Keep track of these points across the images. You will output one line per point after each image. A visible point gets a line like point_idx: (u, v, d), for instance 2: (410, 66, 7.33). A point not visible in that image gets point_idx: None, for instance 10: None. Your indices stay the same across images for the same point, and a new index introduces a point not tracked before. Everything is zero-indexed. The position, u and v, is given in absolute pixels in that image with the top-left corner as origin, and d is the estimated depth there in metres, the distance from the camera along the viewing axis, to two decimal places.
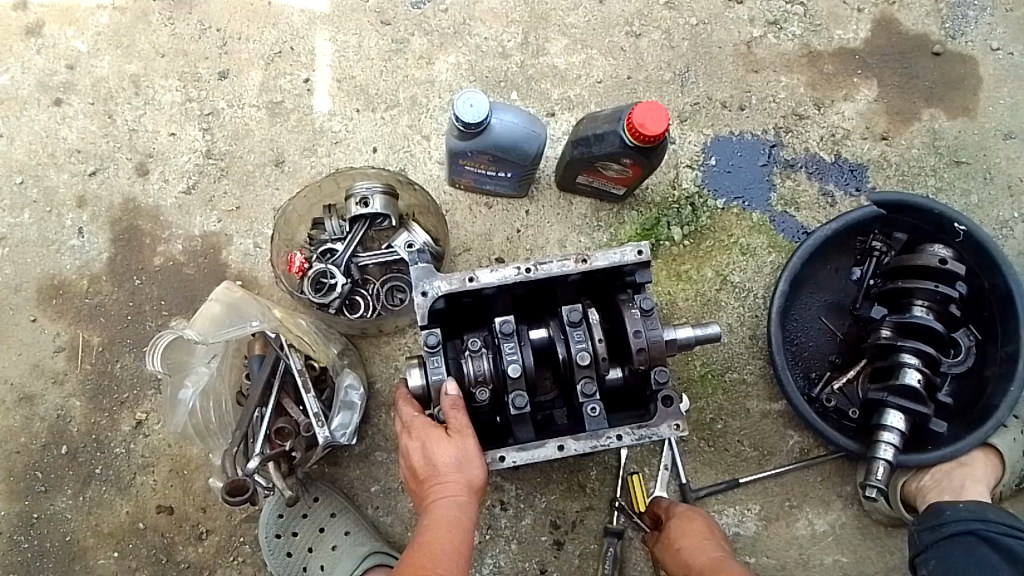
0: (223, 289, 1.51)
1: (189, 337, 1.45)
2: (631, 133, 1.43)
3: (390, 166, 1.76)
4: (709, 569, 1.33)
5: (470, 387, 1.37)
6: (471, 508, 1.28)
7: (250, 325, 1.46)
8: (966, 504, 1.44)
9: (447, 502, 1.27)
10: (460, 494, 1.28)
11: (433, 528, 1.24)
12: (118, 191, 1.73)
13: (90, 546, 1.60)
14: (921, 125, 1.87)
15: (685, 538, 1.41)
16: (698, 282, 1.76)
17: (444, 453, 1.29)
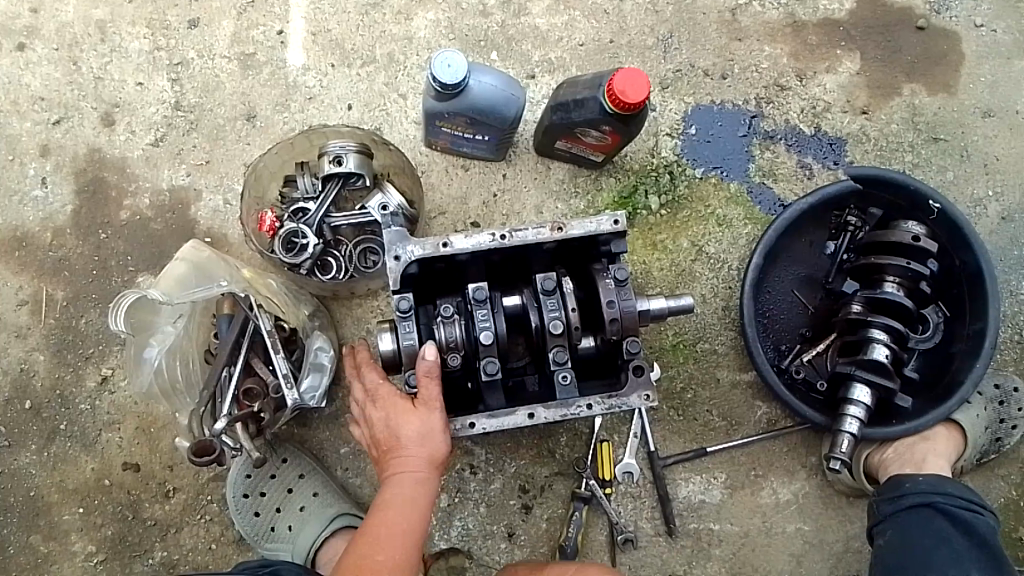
0: (190, 249, 1.51)
1: (154, 298, 1.43)
2: (612, 101, 1.41)
3: (365, 124, 1.72)
4: None
5: (442, 353, 1.36)
6: (430, 482, 1.31)
7: (218, 287, 1.45)
8: (926, 477, 1.46)
9: (405, 480, 1.30)
10: (420, 471, 1.30)
11: (388, 506, 1.29)
12: (83, 142, 1.68)
13: (54, 501, 1.58)
14: (901, 99, 1.86)
15: None
16: (673, 252, 1.76)
17: (408, 428, 1.29)
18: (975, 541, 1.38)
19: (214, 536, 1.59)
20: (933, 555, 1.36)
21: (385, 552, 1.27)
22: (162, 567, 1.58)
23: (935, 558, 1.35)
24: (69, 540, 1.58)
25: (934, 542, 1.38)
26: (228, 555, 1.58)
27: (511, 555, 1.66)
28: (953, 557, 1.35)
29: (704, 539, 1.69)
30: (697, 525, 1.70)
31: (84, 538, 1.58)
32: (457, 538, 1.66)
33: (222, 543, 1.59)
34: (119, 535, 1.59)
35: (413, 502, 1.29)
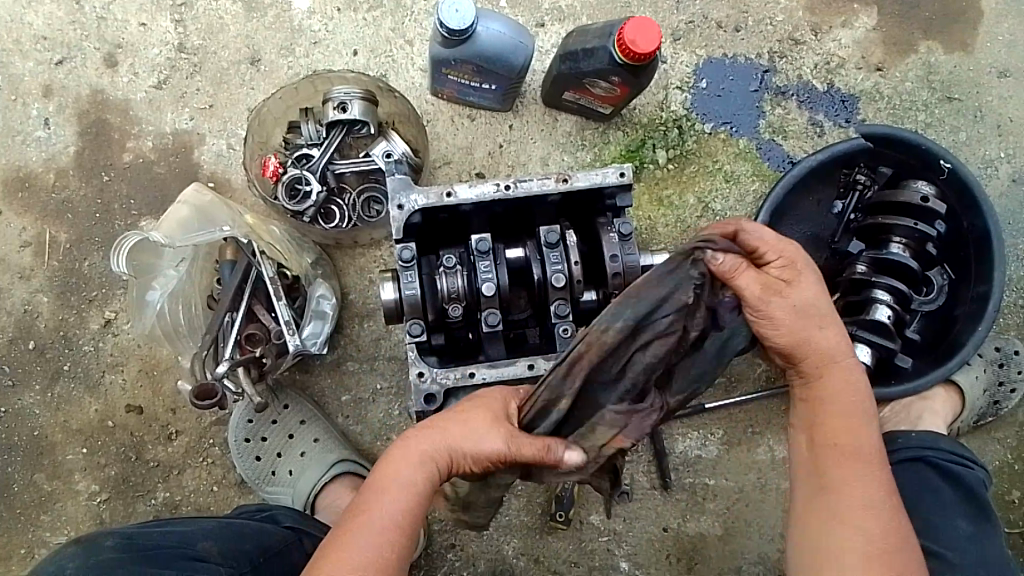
0: (191, 192, 1.51)
1: (156, 240, 1.43)
2: (622, 51, 1.38)
3: (371, 71, 1.70)
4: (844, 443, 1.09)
5: (443, 304, 1.36)
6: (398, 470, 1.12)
7: (220, 231, 1.44)
8: (919, 432, 1.47)
9: (420, 473, 1.04)
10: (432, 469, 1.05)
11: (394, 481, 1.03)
12: (85, 83, 1.66)
13: (59, 441, 1.60)
14: (917, 57, 1.82)
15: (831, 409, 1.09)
16: (679, 208, 1.74)
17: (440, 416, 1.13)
18: (962, 494, 1.40)
19: (216, 479, 1.60)
20: (920, 506, 1.38)
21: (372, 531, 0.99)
22: (164, 508, 1.59)
23: (921, 509, 1.37)
24: (73, 479, 1.60)
25: (921, 493, 1.40)
26: (229, 497, 1.60)
27: (508, 505, 1.67)
28: (938, 509, 1.37)
29: (699, 493, 1.68)
30: (693, 480, 1.68)
31: (87, 478, 1.60)
32: None
33: (224, 485, 1.60)
34: (122, 475, 1.60)
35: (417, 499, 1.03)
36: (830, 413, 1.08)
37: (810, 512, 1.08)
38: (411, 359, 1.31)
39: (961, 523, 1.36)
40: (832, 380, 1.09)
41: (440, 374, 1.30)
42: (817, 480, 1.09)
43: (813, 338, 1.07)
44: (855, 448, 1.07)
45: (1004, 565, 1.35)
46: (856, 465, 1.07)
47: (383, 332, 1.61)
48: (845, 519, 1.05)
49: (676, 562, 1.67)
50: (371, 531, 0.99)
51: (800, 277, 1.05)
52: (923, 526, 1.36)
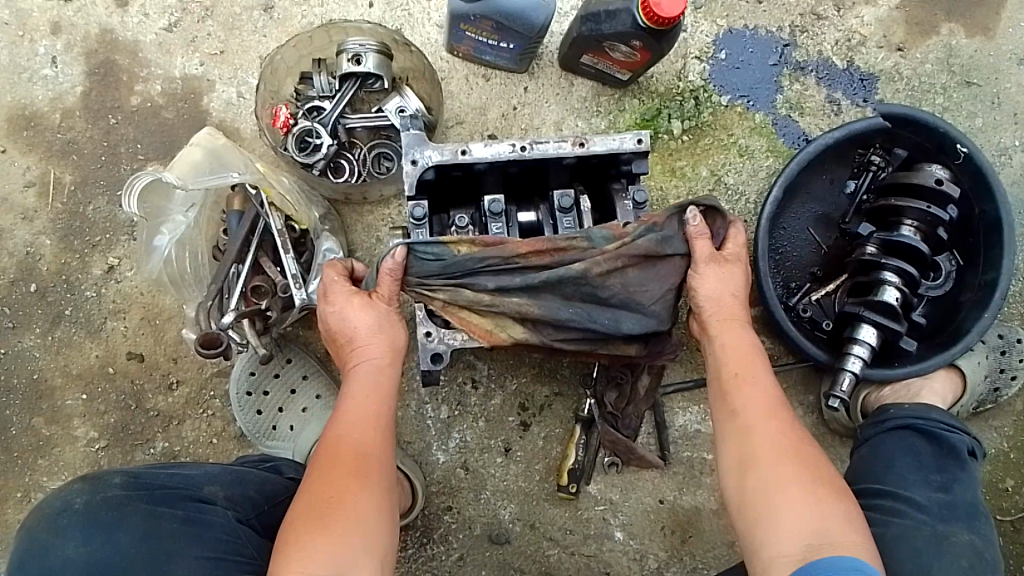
0: (205, 135, 1.47)
1: (168, 181, 1.40)
2: (646, 15, 1.36)
3: (386, 24, 1.66)
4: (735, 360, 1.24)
5: None
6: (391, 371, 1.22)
7: (231, 176, 1.41)
8: (910, 403, 1.46)
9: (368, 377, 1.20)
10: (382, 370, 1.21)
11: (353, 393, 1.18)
12: (94, 22, 1.63)
13: (58, 385, 1.59)
14: (938, 39, 1.80)
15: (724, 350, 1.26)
16: (691, 180, 1.72)
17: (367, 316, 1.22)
18: (939, 450, 1.40)
19: (216, 431, 1.59)
20: (895, 461, 1.39)
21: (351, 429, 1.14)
22: (162, 457, 1.58)
23: (896, 464, 1.38)
24: (71, 424, 1.58)
25: (897, 451, 1.41)
26: (228, 450, 1.59)
27: (506, 470, 1.67)
28: (913, 465, 1.38)
29: (696, 467, 1.68)
30: (690, 453, 1.69)
31: (86, 424, 1.59)
32: (454, 450, 1.67)
33: (223, 438, 1.59)
34: (121, 423, 1.59)
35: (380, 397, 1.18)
36: (727, 363, 1.24)
37: (728, 455, 1.17)
38: (418, 319, 1.32)
39: (934, 475, 1.37)
40: (724, 338, 1.27)
41: (447, 335, 1.32)
42: (728, 422, 1.19)
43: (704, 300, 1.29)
44: (749, 386, 1.20)
45: (975, 510, 1.34)
46: (756, 398, 1.19)
47: None
48: (751, 440, 1.14)
49: (670, 534, 1.68)
50: (348, 435, 1.13)
51: (731, 265, 1.30)
52: (897, 478, 1.36)
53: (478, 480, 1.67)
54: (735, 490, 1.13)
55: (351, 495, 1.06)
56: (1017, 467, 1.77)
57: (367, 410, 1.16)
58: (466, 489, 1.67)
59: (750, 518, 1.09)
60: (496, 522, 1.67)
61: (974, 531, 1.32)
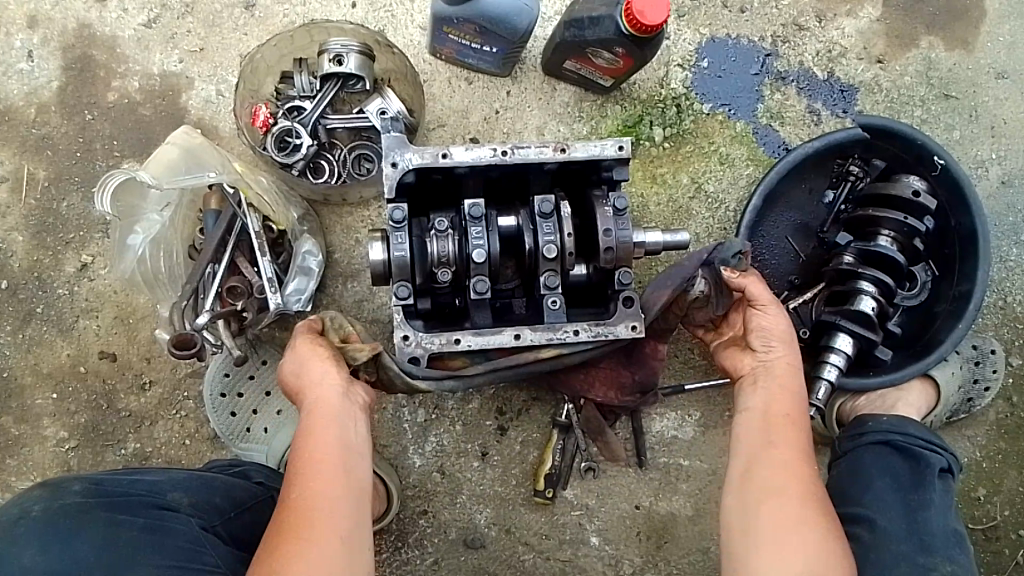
0: (182, 134, 1.46)
1: (142, 180, 1.39)
2: (629, 22, 1.36)
3: (369, 25, 1.65)
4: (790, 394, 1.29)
5: (432, 268, 1.33)
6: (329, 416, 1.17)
7: (207, 176, 1.41)
8: (889, 417, 1.49)
9: (329, 424, 1.15)
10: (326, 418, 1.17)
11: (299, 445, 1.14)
12: (72, 15, 1.60)
13: (29, 384, 1.56)
14: (918, 52, 1.82)
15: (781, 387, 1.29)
16: (672, 187, 1.73)
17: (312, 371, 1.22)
18: (917, 467, 1.42)
19: (188, 433, 1.57)
20: (873, 481, 1.40)
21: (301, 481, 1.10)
22: (133, 459, 1.56)
23: (875, 484, 1.39)
24: (41, 424, 1.56)
25: (875, 467, 1.43)
26: (202, 451, 1.57)
27: (483, 474, 1.66)
28: (889, 481, 1.40)
29: (672, 473, 1.69)
30: (666, 459, 1.69)
31: (56, 423, 1.56)
32: (430, 454, 1.66)
33: (196, 440, 1.57)
34: (91, 423, 1.56)
35: (320, 441, 1.13)
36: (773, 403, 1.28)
37: (749, 480, 1.20)
38: (396, 322, 1.30)
39: (911, 495, 1.38)
40: (784, 379, 1.30)
41: (425, 339, 1.30)
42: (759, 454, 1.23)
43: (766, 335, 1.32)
44: (797, 438, 1.24)
45: (950, 540, 1.35)
46: (798, 451, 1.22)
47: (367, 294, 1.59)
48: (779, 484, 1.18)
49: (645, 540, 1.68)
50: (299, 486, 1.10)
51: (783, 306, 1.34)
52: (873, 499, 1.38)
53: (453, 484, 1.66)
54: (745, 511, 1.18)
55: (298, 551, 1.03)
56: (989, 477, 1.79)
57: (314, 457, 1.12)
58: (442, 493, 1.66)
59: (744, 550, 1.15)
60: (471, 527, 1.66)
61: (952, 559, 1.32)
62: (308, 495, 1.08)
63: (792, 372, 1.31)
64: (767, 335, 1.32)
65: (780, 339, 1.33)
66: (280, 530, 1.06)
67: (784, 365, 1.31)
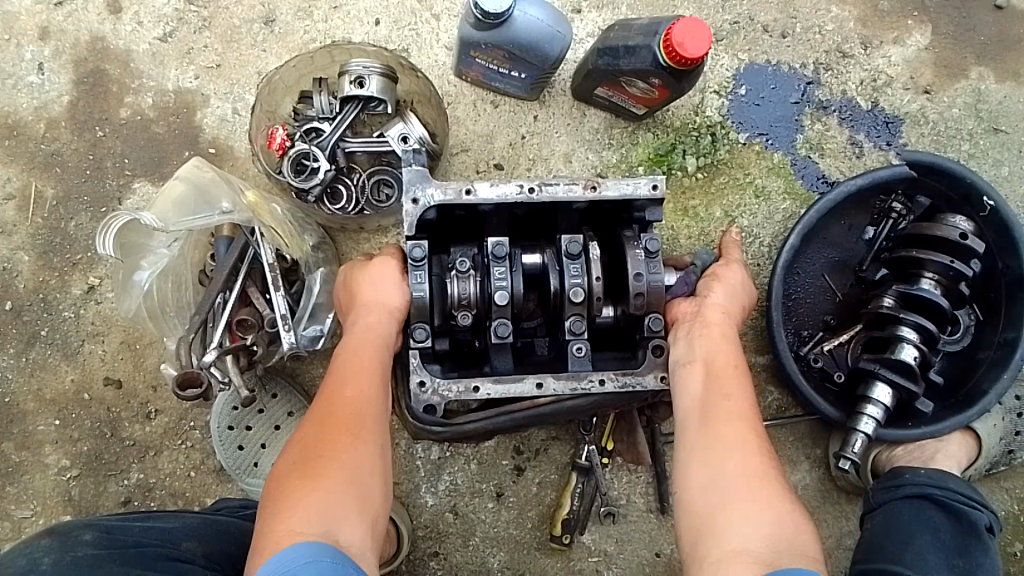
0: (191, 168, 1.37)
1: (146, 222, 1.31)
2: (667, 53, 1.29)
3: (392, 43, 1.59)
4: (728, 345, 1.25)
5: (453, 310, 1.25)
6: (388, 330, 1.22)
7: (214, 215, 1.32)
8: (927, 470, 1.40)
9: (371, 336, 1.20)
10: (381, 324, 1.22)
11: (353, 350, 1.18)
12: (85, 27, 1.54)
13: (30, 410, 1.51)
14: (967, 83, 1.73)
15: (720, 334, 1.26)
16: (704, 220, 1.65)
17: (368, 281, 1.26)
18: (960, 527, 1.34)
19: (194, 464, 1.51)
20: (914, 539, 1.32)
21: (356, 385, 1.13)
22: (137, 490, 1.50)
23: (915, 541, 1.31)
24: (42, 452, 1.51)
25: (918, 526, 1.34)
26: (207, 485, 1.51)
27: (497, 515, 1.59)
28: (936, 542, 1.32)
29: None
30: None
31: (58, 451, 1.51)
32: (443, 493, 1.59)
33: (201, 471, 1.51)
34: (94, 452, 1.51)
35: (380, 357, 1.18)
36: (715, 351, 1.23)
37: (715, 435, 1.13)
38: (412, 367, 1.23)
39: (955, 559, 1.31)
40: (714, 327, 1.27)
41: (442, 386, 1.23)
42: (696, 424, 1.16)
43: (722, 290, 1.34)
44: (735, 384, 1.20)
45: None
46: (737, 398, 1.18)
47: None
48: (729, 433, 1.13)
49: None
50: (347, 390, 1.12)
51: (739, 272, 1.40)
52: (915, 557, 1.29)
53: (466, 526, 1.59)
54: (707, 467, 1.11)
55: (346, 454, 1.03)
56: None
57: (361, 368, 1.15)
58: (454, 535, 1.59)
59: (703, 529, 1.06)
60: (483, 570, 1.59)
61: None
62: (361, 401, 1.11)
63: (724, 318, 1.30)
64: (720, 284, 1.35)
65: (733, 297, 1.34)
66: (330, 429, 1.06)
67: (726, 312, 1.31)
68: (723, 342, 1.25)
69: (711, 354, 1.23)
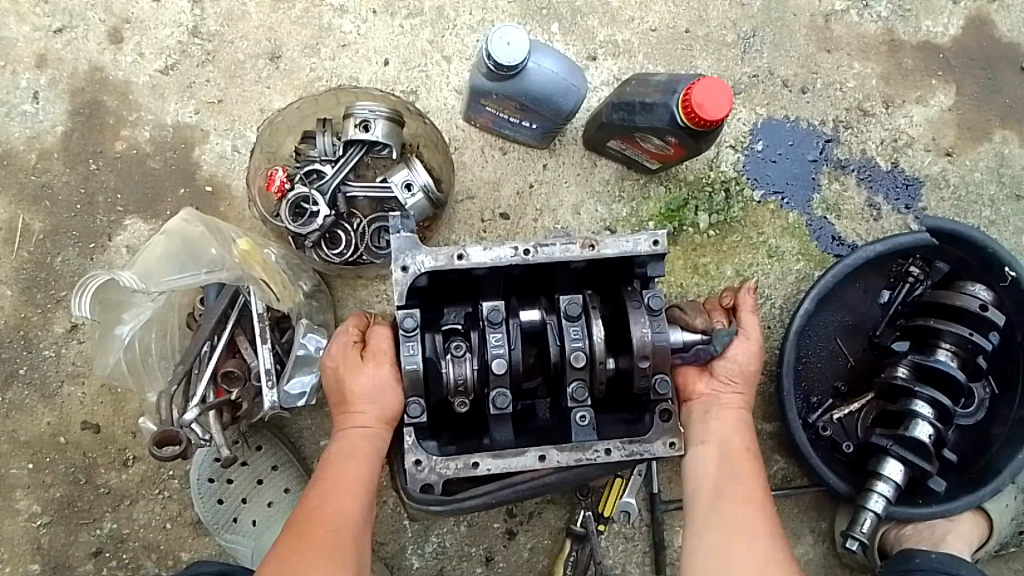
0: (176, 224, 1.32)
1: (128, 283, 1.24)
2: (687, 113, 1.23)
3: (400, 84, 1.54)
4: (736, 438, 1.25)
5: (449, 397, 1.22)
6: (378, 440, 1.20)
7: (201, 275, 1.27)
8: (939, 555, 1.35)
9: (359, 448, 1.19)
10: (372, 434, 1.20)
11: (339, 459, 1.19)
12: (84, 57, 1.50)
13: (3, 453, 1.45)
14: (990, 146, 1.68)
15: (728, 423, 1.26)
16: (713, 279, 1.59)
17: (360, 379, 1.20)
18: None
19: (171, 515, 1.45)
20: None
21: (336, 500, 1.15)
22: (108, 541, 1.44)
23: None
24: (14, 497, 1.44)
25: None
26: (183, 539, 1.45)
27: None
28: None
29: None
30: None
31: (30, 497, 1.44)
32: (431, 555, 1.53)
33: (178, 523, 1.45)
34: (67, 499, 1.44)
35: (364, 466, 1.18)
36: (726, 435, 1.25)
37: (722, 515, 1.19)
38: (406, 446, 1.17)
39: None
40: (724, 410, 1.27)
41: (439, 464, 1.17)
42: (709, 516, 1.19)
43: (730, 376, 1.27)
44: (746, 470, 1.23)
45: None
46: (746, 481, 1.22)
47: None
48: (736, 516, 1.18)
49: None
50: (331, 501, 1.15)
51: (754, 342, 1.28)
52: None
53: None
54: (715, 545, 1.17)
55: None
56: None
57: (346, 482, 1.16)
58: None
59: None
60: None
61: None
62: (339, 517, 1.14)
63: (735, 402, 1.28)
64: (731, 367, 1.27)
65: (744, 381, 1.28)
66: (304, 541, 1.10)
67: (734, 401, 1.27)
68: (731, 431, 1.25)
69: (721, 449, 1.24)
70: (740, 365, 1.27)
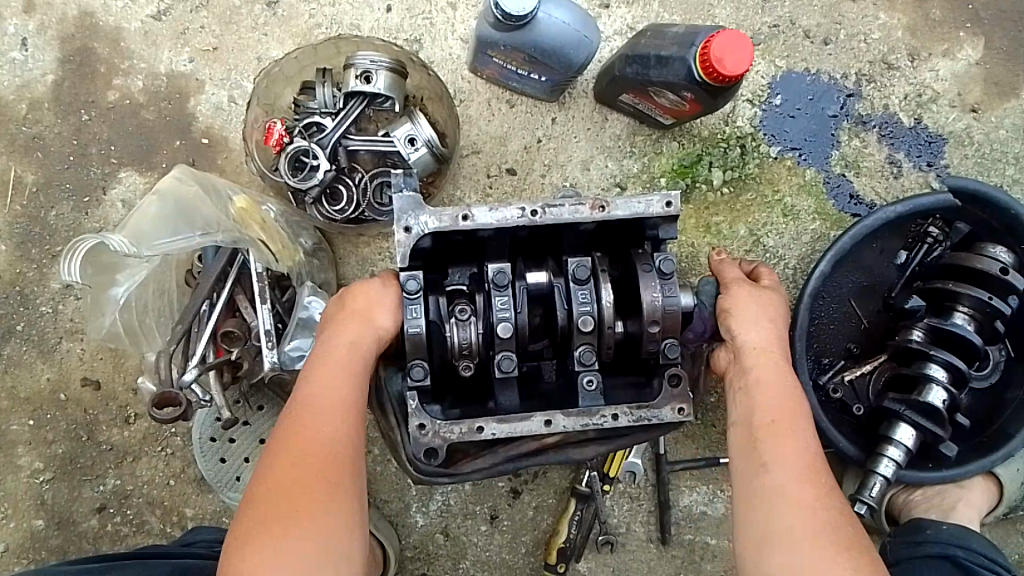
0: (170, 184, 1.26)
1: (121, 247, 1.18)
2: (705, 68, 1.18)
3: (403, 33, 1.47)
4: (766, 388, 1.10)
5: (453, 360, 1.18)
6: (369, 356, 1.12)
7: (199, 238, 1.23)
8: (949, 527, 1.33)
9: (351, 364, 1.10)
10: (364, 352, 1.12)
11: (323, 377, 1.09)
12: (73, 2, 1.43)
13: (4, 408, 1.43)
14: (1018, 103, 1.61)
15: (760, 376, 1.12)
16: (726, 238, 1.55)
17: (358, 300, 1.15)
18: None
19: (174, 472, 1.44)
20: None
21: (327, 424, 1.04)
22: (112, 497, 1.43)
23: None
24: (15, 453, 1.43)
25: None
26: (186, 495, 1.43)
27: (490, 538, 1.52)
28: None
29: (697, 552, 1.54)
30: (693, 537, 1.54)
31: (31, 454, 1.43)
32: (434, 513, 1.52)
33: (181, 480, 1.44)
34: (69, 456, 1.43)
35: (352, 388, 1.09)
36: (757, 398, 1.10)
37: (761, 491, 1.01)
38: (411, 410, 1.14)
39: None
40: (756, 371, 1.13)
41: (443, 428, 1.14)
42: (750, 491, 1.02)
43: (749, 327, 1.16)
44: (787, 436, 1.05)
45: None
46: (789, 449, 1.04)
47: None
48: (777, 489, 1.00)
49: None
50: (319, 424, 1.04)
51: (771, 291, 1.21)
52: None
53: (458, 548, 1.52)
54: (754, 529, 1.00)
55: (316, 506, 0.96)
56: None
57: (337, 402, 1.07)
58: (444, 556, 1.52)
59: None
60: None
61: None
62: (334, 442, 1.03)
63: (765, 356, 1.14)
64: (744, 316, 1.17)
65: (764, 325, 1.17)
66: (299, 468, 0.99)
67: (763, 351, 1.14)
68: (763, 385, 1.11)
69: (749, 408, 1.09)
70: (755, 313, 1.18)
